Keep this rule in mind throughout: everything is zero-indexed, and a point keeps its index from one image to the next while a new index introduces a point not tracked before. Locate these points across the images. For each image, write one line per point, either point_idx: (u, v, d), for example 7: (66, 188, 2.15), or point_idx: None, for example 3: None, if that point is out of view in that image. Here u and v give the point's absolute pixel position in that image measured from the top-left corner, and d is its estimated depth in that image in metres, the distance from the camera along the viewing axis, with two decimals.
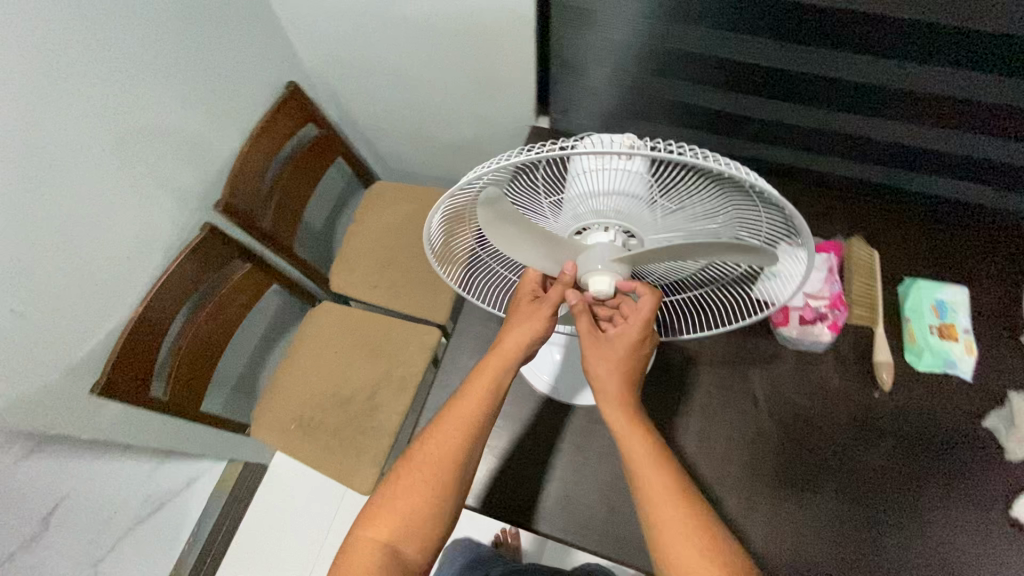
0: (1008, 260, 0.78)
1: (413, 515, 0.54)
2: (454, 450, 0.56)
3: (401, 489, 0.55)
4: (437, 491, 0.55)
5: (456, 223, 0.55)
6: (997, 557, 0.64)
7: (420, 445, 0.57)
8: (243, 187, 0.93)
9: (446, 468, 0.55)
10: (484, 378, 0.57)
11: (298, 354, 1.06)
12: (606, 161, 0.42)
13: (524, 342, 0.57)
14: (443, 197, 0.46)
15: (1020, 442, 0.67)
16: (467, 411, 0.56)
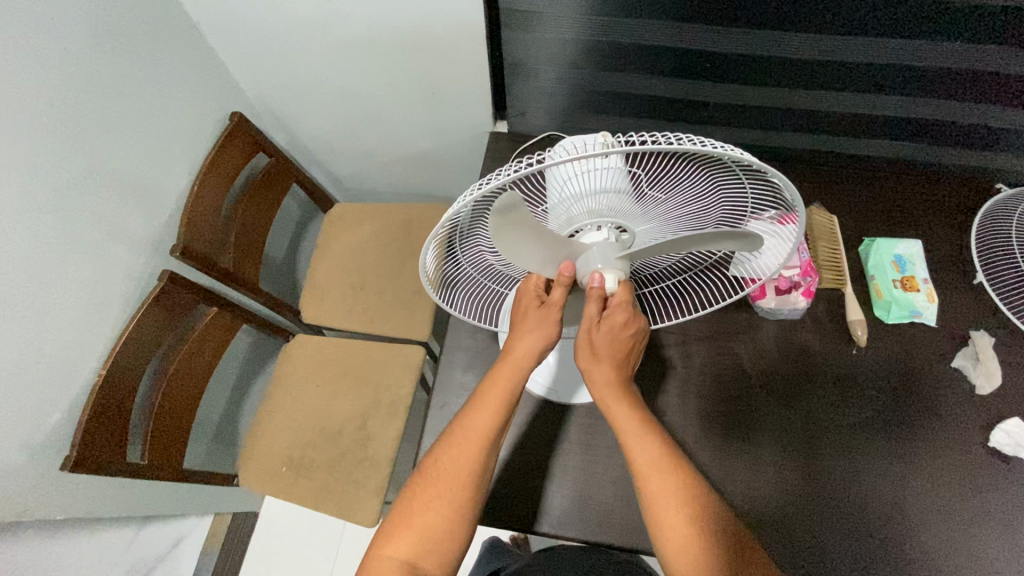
0: (949, 209, 0.84)
1: (431, 530, 0.52)
2: (468, 461, 0.54)
3: (418, 505, 0.53)
4: (456, 505, 0.53)
5: (445, 242, 0.54)
6: (983, 486, 0.68)
7: (433, 458, 0.55)
8: (197, 228, 0.88)
9: (462, 481, 0.53)
10: (499, 383, 0.56)
11: (280, 393, 1.02)
12: (581, 164, 0.42)
13: (536, 349, 0.56)
14: (431, 236, 0.47)
15: (986, 377, 0.72)
16: (480, 420, 0.55)
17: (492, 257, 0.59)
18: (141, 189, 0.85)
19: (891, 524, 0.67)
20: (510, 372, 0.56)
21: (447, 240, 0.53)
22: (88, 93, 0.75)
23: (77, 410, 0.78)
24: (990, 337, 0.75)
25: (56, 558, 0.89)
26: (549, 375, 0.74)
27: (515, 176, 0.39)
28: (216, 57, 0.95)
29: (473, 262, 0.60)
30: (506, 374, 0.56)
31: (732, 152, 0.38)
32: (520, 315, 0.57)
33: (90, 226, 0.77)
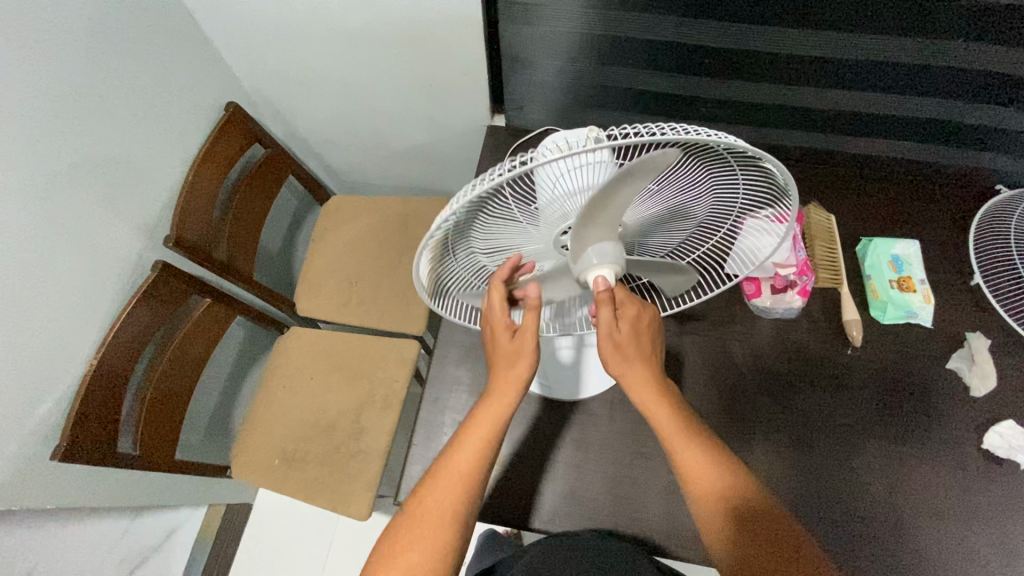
0: (948, 208, 0.84)
1: (418, 567, 0.50)
2: (457, 503, 0.53)
3: (410, 533, 0.52)
4: (447, 536, 0.52)
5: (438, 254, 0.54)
6: (976, 488, 0.68)
7: (420, 498, 0.54)
8: (192, 219, 0.88)
9: (451, 522, 0.53)
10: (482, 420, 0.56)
11: (273, 385, 1.02)
12: (567, 161, 0.41)
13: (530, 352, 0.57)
14: (422, 246, 0.46)
15: (981, 379, 0.72)
16: (465, 460, 0.55)
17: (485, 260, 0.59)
18: (135, 180, 0.85)
19: (882, 525, 0.67)
20: (489, 412, 0.57)
21: (441, 251, 0.52)
22: (80, 80, 0.74)
23: (69, 399, 0.78)
24: (986, 339, 0.75)
25: (48, 548, 0.89)
26: (542, 370, 0.74)
27: (505, 177, 0.38)
28: (212, 44, 0.93)
29: (468, 268, 0.60)
30: (484, 411, 0.57)
31: (720, 135, 0.38)
32: (499, 351, 0.57)
33: (82, 215, 0.76)
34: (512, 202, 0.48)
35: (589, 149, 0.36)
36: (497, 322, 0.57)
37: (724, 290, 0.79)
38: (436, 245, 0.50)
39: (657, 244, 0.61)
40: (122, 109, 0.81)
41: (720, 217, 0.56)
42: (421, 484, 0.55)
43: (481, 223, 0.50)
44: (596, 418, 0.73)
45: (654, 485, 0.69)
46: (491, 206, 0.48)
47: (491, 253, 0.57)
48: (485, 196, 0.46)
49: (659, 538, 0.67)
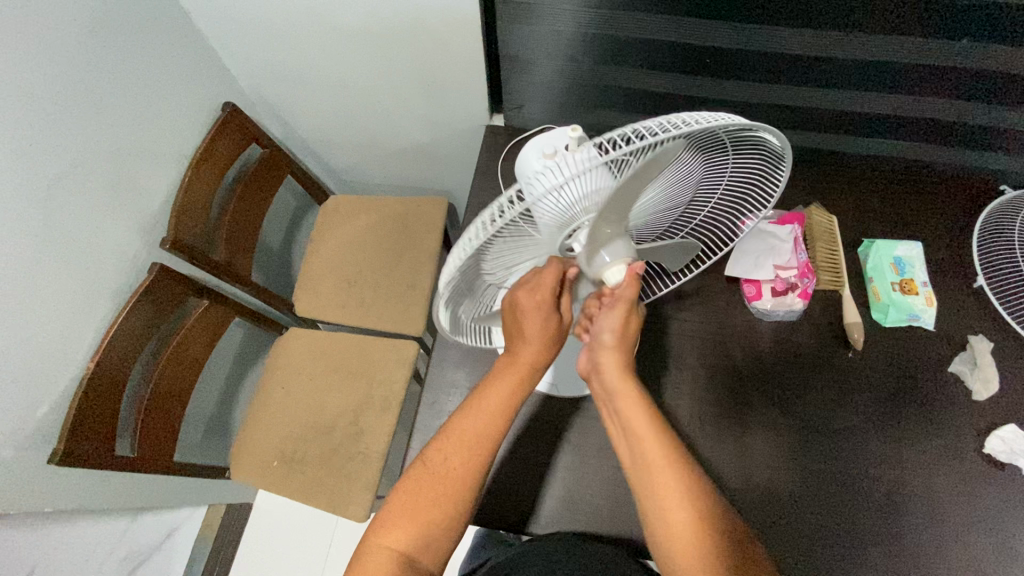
0: (950, 210, 0.83)
1: (433, 522, 0.51)
2: (477, 465, 0.52)
3: (422, 497, 0.51)
4: (459, 503, 0.51)
5: (454, 296, 0.54)
6: (977, 493, 0.67)
7: (440, 456, 0.52)
8: (189, 221, 0.88)
9: (469, 484, 0.52)
10: (506, 388, 0.54)
11: (272, 386, 1.02)
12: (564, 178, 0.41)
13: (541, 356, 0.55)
14: (440, 292, 0.47)
15: (983, 382, 0.72)
16: (486, 423, 0.53)
17: (495, 284, 0.59)
18: (131, 181, 0.84)
19: (881, 530, 0.66)
20: (512, 381, 0.55)
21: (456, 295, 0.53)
22: (75, 82, 0.74)
23: (66, 403, 0.78)
24: (988, 342, 0.74)
25: (47, 549, 0.90)
26: (546, 369, 0.74)
27: (512, 210, 0.39)
28: (209, 44, 0.93)
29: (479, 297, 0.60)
30: (513, 378, 0.54)
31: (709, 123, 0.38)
32: (531, 329, 0.53)
33: (79, 218, 0.76)
34: (514, 229, 0.48)
35: None
36: (536, 297, 0.51)
37: (724, 292, 0.79)
38: (452, 293, 0.51)
39: (653, 225, 0.61)
40: (118, 110, 0.80)
41: (709, 187, 0.56)
42: (440, 439, 0.53)
43: (489, 255, 0.50)
44: (594, 421, 0.72)
45: None
46: (497, 236, 0.48)
47: (498, 270, 0.57)
48: (491, 240, 0.46)
49: None
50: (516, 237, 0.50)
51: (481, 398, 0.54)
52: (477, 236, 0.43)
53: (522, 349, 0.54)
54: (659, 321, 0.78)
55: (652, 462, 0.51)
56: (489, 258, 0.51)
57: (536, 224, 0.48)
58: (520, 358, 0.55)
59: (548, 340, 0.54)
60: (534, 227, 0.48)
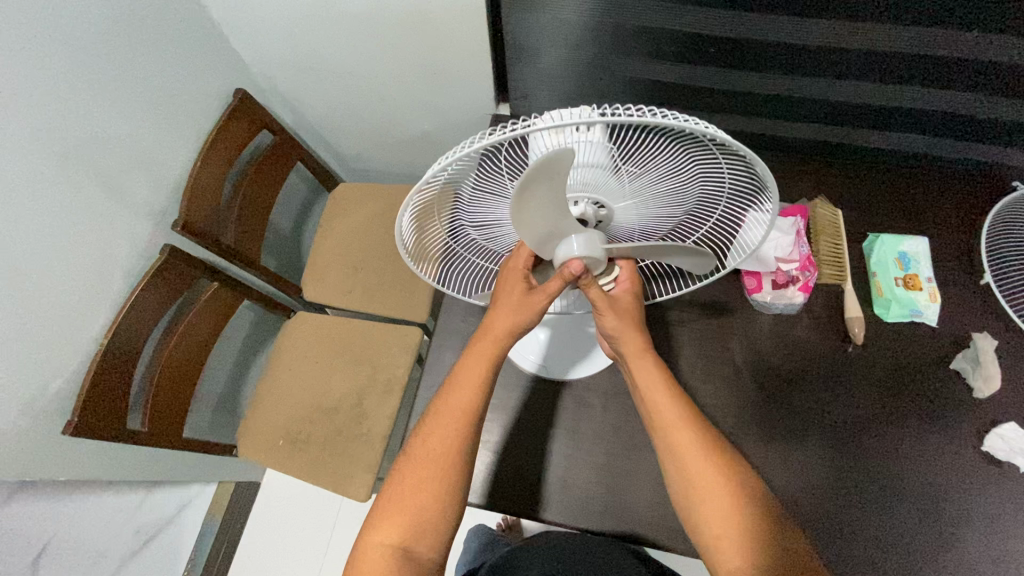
0: (961, 205, 0.82)
1: (423, 509, 0.52)
2: (454, 441, 0.54)
3: (411, 487, 0.53)
4: (443, 485, 0.53)
5: (425, 218, 0.54)
6: (974, 491, 0.67)
7: (421, 440, 0.54)
8: (200, 204, 0.90)
9: (450, 461, 0.53)
10: (472, 361, 0.56)
11: (278, 367, 1.04)
12: (556, 135, 0.42)
13: (509, 325, 0.56)
14: (405, 202, 0.46)
15: (986, 379, 0.70)
16: (464, 398, 0.55)
17: (474, 231, 0.59)
18: (147, 165, 0.87)
19: (871, 523, 0.66)
20: (483, 349, 0.56)
21: (428, 212, 0.53)
22: (94, 68, 0.76)
23: (81, 377, 0.81)
24: (993, 339, 0.73)
25: (64, 515, 0.94)
26: (542, 353, 0.75)
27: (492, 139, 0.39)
28: (222, 33, 0.95)
29: (459, 238, 0.61)
30: (476, 357, 0.56)
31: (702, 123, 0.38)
32: (503, 297, 0.57)
33: (96, 200, 0.79)
34: (502, 177, 0.48)
35: (572, 123, 0.37)
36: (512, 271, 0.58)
37: (724, 284, 0.79)
38: (423, 205, 0.50)
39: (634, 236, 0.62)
40: (136, 94, 0.83)
41: (702, 214, 0.56)
42: (421, 425, 0.55)
43: (471, 189, 0.50)
44: (589, 408, 0.73)
45: (643, 477, 0.69)
46: (482, 171, 0.48)
47: (480, 225, 0.57)
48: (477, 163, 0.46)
49: (650, 529, 0.67)
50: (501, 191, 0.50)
51: (454, 379, 0.56)
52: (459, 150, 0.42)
53: (494, 317, 0.57)
54: (657, 310, 0.78)
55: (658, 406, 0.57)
56: (471, 193, 0.51)
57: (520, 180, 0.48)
58: (491, 327, 0.57)
59: (521, 309, 0.56)
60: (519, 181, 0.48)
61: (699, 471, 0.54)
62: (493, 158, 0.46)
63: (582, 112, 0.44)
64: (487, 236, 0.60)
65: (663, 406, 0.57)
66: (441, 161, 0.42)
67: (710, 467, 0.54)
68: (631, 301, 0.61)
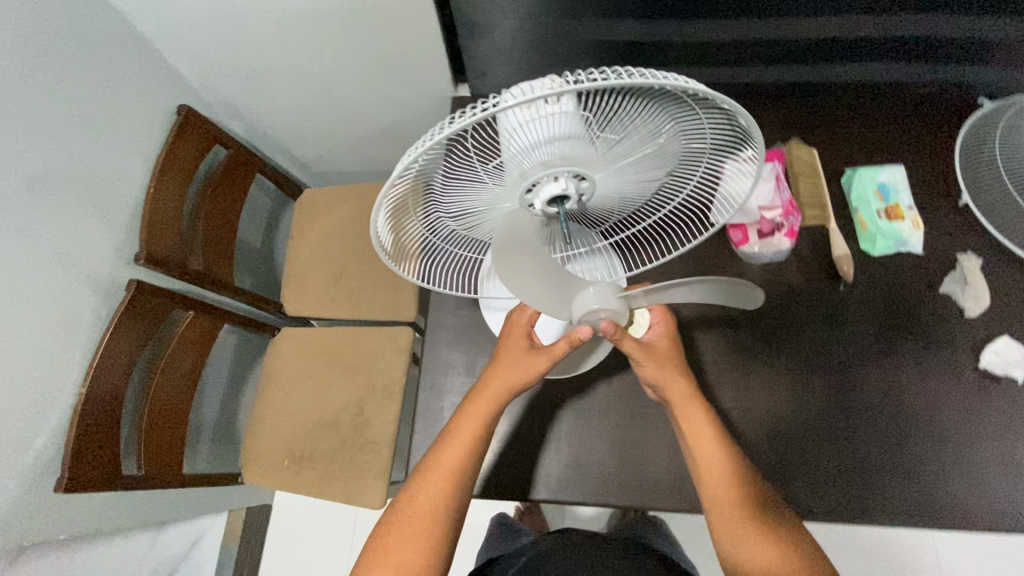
0: (930, 128, 0.82)
1: (409, 563, 0.53)
2: (442, 498, 0.56)
3: (398, 541, 0.54)
4: (433, 538, 0.54)
5: (401, 217, 0.51)
6: (974, 409, 0.68)
7: (409, 494, 0.56)
8: (161, 232, 0.85)
9: (438, 518, 0.55)
10: (467, 419, 0.59)
11: (271, 387, 1.01)
12: (528, 109, 0.40)
13: (506, 376, 0.60)
14: (379, 202, 0.44)
15: (975, 298, 0.72)
16: (457, 454, 0.57)
17: (453, 223, 0.56)
18: (97, 198, 0.82)
19: (871, 453, 0.68)
20: (479, 405, 0.59)
21: (404, 210, 0.50)
22: (19, 102, 0.70)
23: (65, 430, 0.77)
24: (978, 258, 0.74)
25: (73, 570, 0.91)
26: None
27: (462, 123, 0.37)
28: (155, 47, 0.89)
29: (439, 233, 0.58)
30: (469, 414, 0.59)
31: (676, 78, 0.37)
32: (503, 351, 0.62)
33: (48, 243, 0.74)
34: (476, 162, 0.46)
35: (543, 94, 0.35)
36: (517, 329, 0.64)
37: (710, 240, 0.78)
38: (398, 203, 0.48)
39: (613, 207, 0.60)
40: (72, 125, 0.77)
41: (684, 177, 0.55)
42: (412, 479, 0.57)
43: (445, 181, 0.48)
44: (593, 384, 0.72)
45: (657, 446, 0.69)
46: (454, 160, 0.46)
47: (458, 215, 0.55)
48: (448, 150, 0.44)
49: (669, 494, 0.67)
50: (475, 176, 0.47)
51: (447, 436, 0.59)
52: (427, 138, 0.40)
53: (493, 372, 0.61)
54: (649, 276, 0.77)
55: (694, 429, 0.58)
56: (445, 185, 0.49)
57: (494, 162, 0.46)
58: (486, 383, 0.60)
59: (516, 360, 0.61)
60: (495, 163, 0.45)
61: (721, 475, 0.56)
62: (461, 144, 0.43)
63: (550, 84, 0.42)
64: (467, 226, 0.58)
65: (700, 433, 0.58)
66: (411, 153, 0.40)
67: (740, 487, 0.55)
68: (665, 344, 0.63)
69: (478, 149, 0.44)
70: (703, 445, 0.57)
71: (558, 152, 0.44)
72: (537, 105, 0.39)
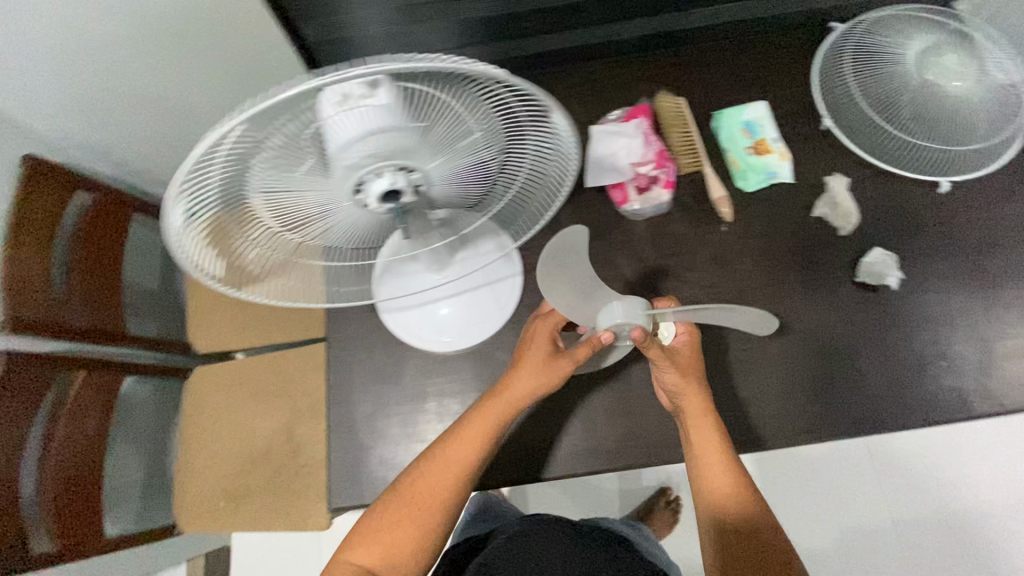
0: (789, 62, 0.83)
1: (398, 548, 0.53)
2: (447, 495, 0.55)
3: (394, 525, 0.54)
4: (427, 532, 0.54)
5: (220, 230, 0.46)
6: (858, 322, 0.72)
7: (415, 477, 0.56)
8: (26, 295, 0.79)
9: (439, 510, 0.54)
10: (479, 424, 0.57)
11: (193, 429, 0.98)
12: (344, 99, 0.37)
13: (525, 385, 0.58)
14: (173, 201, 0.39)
15: (845, 217, 0.75)
16: (467, 453, 0.56)
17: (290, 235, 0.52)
18: None
19: (770, 384, 0.70)
20: (495, 409, 0.58)
21: (224, 221, 0.45)
22: None
23: None
24: (845, 178, 0.77)
25: None
26: (442, 327, 0.73)
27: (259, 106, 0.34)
28: None
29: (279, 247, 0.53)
30: (486, 417, 0.57)
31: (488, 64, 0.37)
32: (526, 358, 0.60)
33: None
34: (292, 161, 0.42)
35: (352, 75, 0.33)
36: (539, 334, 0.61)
37: (595, 203, 0.78)
38: (209, 211, 0.43)
39: (456, 198, 0.59)
40: None
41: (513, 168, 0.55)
42: (421, 462, 0.57)
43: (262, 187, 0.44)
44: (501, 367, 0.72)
45: (568, 413, 0.70)
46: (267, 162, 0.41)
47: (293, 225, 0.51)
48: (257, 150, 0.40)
49: (589, 459, 0.69)
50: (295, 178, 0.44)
51: (461, 430, 0.57)
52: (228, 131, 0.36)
53: (513, 379, 0.59)
54: (542, 249, 0.77)
55: (701, 437, 0.59)
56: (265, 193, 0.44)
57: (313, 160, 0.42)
58: (507, 387, 0.59)
59: (540, 367, 0.59)
60: (313, 159, 0.42)
61: (721, 489, 0.57)
62: (276, 150, 0.40)
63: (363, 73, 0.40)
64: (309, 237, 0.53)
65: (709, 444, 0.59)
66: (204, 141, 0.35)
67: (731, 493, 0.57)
68: (689, 358, 0.61)
69: (295, 152, 0.41)
70: (708, 452, 0.59)
71: (381, 144, 0.42)
72: (351, 98, 0.37)
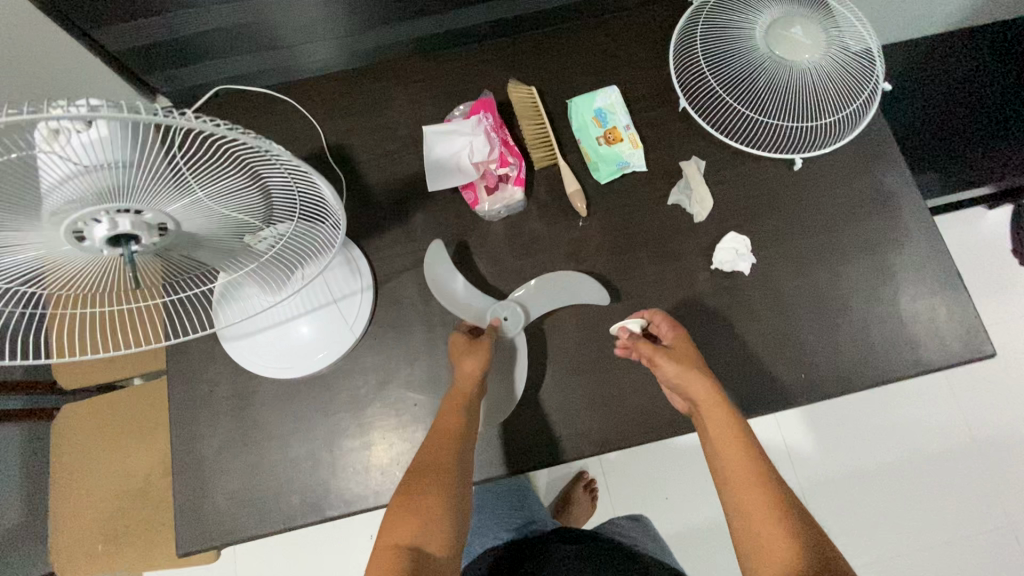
0: (643, 38, 0.80)
1: (431, 514, 0.53)
2: (453, 462, 0.57)
3: (419, 494, 0.54)
4: (449, 494, 0.55)
5: None
6: (713, 310, 0.71)
7: (423, 453, 0.58)
8: None
9: (451, 473, 0.56)
10: (454, 398, 0.62)
11: (60, 475, 0.91)
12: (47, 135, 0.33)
13: (472, 373, 0.62)
14: None
15: (698, 203, 0.73)
16: (453, 415, 0.61)
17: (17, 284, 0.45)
18: None
19: (628, 380, 0.69)
20: (457, 396, 0.62)
21: None
22: None
23: None
24: (699, 161, 0.75)
25: None
26: (284, 355, 0.69)
27: None
28: None
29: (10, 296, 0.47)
30: (456, 397, 0.62)
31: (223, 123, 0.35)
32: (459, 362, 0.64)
33: None
34: None
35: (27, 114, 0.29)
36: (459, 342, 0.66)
37: (446, 206, 0.74)
38: None
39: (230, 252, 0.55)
40: None
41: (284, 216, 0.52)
42: (425, 440, 0.59)
43: None
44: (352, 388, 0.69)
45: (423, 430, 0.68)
46: None
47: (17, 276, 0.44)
48: None
49: None
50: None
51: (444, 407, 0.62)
52: None
53: (459, 375, 0.63)
54: (392, 258, 0.73)
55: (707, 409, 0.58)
56: None
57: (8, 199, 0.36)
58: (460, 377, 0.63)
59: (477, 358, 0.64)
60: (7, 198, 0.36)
61: (734, 460, 0.55)
62: None
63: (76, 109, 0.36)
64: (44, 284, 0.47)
65: (716, 416, 0.58)
66: None
67: (746, 463, 0.55)
68: (683, 346, 0.63)
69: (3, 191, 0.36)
70: (713, 422, 0.58)
71: (96, 185, 0.37)
72: (63, 134, 0.33)
